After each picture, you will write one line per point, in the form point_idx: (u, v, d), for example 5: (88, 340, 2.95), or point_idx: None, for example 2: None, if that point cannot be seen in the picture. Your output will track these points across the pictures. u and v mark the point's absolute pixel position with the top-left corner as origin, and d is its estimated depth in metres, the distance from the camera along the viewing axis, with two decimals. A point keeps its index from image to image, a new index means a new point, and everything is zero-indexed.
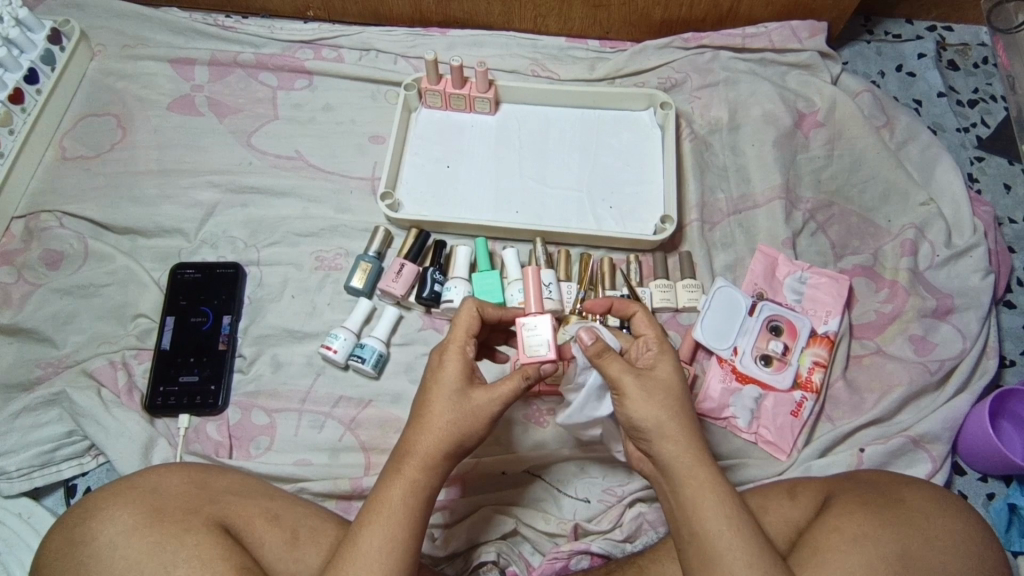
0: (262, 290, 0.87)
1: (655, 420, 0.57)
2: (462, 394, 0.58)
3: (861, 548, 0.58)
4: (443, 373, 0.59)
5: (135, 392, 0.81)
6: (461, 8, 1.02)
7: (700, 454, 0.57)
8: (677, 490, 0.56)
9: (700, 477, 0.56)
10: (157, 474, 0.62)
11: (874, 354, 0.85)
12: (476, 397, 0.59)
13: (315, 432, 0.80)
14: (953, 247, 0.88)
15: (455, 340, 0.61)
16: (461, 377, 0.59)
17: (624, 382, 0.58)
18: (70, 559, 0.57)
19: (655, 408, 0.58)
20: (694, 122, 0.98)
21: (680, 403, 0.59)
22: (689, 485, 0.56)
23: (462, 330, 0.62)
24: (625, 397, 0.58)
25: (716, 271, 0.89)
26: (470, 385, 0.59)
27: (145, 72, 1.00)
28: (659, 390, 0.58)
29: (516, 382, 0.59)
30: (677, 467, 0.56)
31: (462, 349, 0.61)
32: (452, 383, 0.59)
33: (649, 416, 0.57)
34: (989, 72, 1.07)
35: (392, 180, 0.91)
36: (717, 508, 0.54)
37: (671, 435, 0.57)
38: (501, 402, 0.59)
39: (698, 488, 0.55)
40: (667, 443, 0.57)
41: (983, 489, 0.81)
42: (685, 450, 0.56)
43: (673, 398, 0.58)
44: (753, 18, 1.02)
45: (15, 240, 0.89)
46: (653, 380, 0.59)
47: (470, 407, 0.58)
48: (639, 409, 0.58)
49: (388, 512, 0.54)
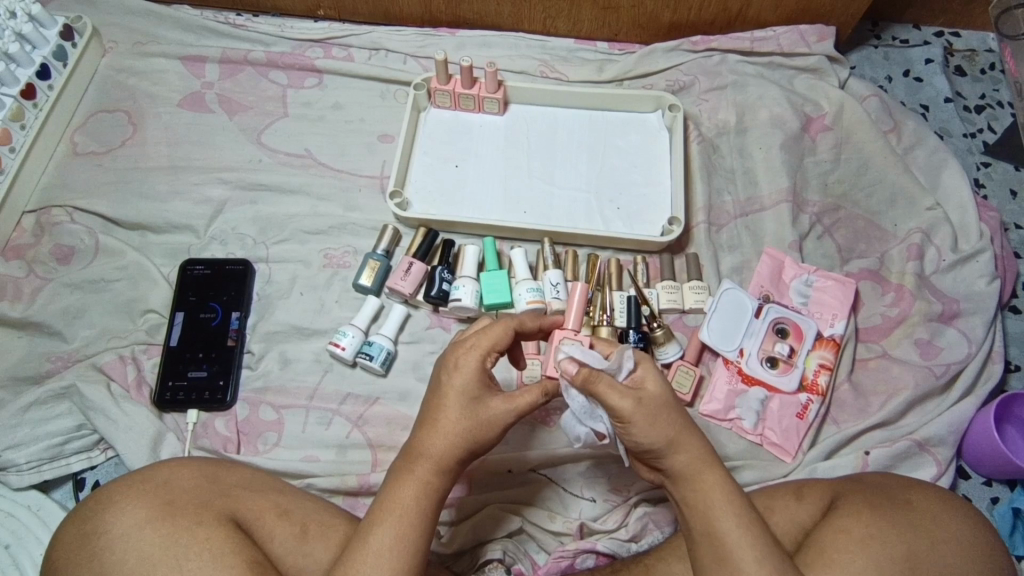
0: (271, 286, 0.88)
1: (663, 438, 0.56)
2: (478, 403, 0.58)
3: (868, 549, 0.58)
4: (460, 380, 0.59)
5: (144, 387, 0.82)
6: (471, 8, 1.02)
7: (711, 459, 0.57)
8: (690, 494, 0.57)
9: (709, 482, 0.56)
10: (169, 469, 0.63)
11: (879, 357, 0.85)
12: (493, 406, 0.59)
13: (323, 429, 0.81)
14: (959, 252, 0.88)
15: (478, 347, 0.60)
16: (478, 385, 0.59)
17: (627, 410, 0.56)
18: (83, 552, 0.57)
19: (659, 430, 0.56)
20: (702, 124, 0.98)
21: (678, 414, 0.57)
22: (700, 489, 0.56)
23: (490, 339, 0.60)
24: (630, 423, 0.56)
25: (723, 274, 0.90)
26: (487, 394, 0.59)
27: (156, 69, 1.00)
28: (660, 410, 0.56)
29: (533, 397, 0.60)
30: (687, 475, 0.57)
31: (485, 357, 0.60)
32: (468, 389, 0.58)
33: (657, 439, 0.56)
34: (996, 79, 1.07)
35: (400, 179, 0.91)
36: (728, 511, 0.55)
37: (680, 447, 0.57)
38: (517, 413, 0.60)
39: (710, 493, 0.56)
40: (676, 455, 0.57)
41: (987, 493, 0.81)
42: (692, 459, 0.57)
43: (672, 409, 0.57)
44: (762, 21, 1.02)
45: (27, 234, 0.90)
46: (652, 400, 0.56)
47: (486, 416, 0.58)
48: (645, 432, 0.56)
49: (398, 512, 0.55)
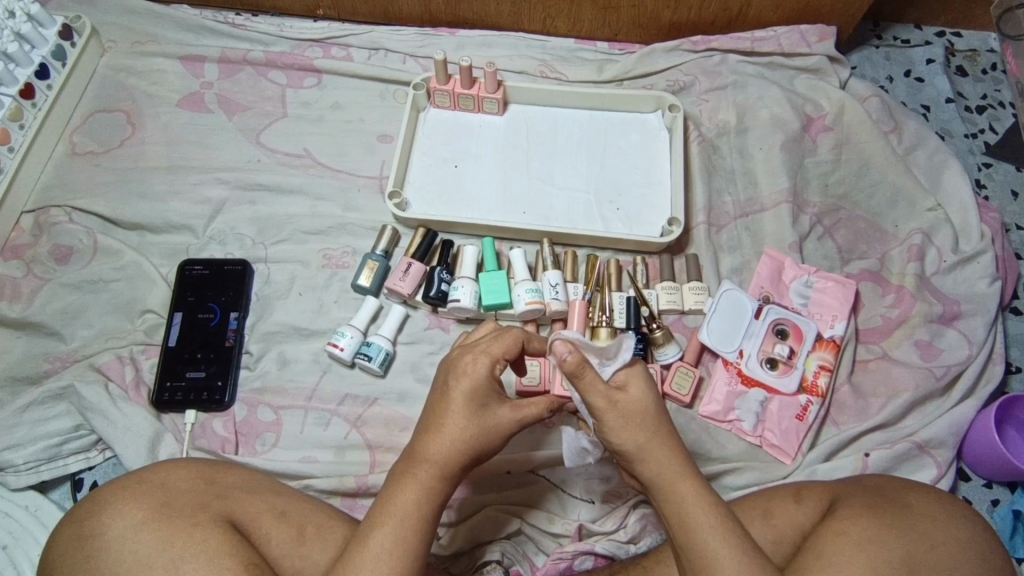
0: (270, 287, 0.88)
1: (635, 444, 0.57)
2: (485, 409, 0.58)
3: (864, 553, 0.58)
4: (469, 384, 0.58)
5: (142, 387, 0.82)
6: (471, 8, 1.02)
7: (686, 467, 0.57)
8: (664, 503, 0.56)
9: (683, 490, 0.56)
10: (165, 471, 0.62)
11: (880, 359, 0.85)
12: (500, 414, 0.59)
13: (321, 430, 0.81)
14: (960, 253, 0.88)
15: (489, 353, 0.60)
16: (486, 392, 0.59)
17: (600, 408, 0.57)
18: (78, 554, 0.57)
19: (631, 435, 0.57)
20: (703, 124, 0.98)
21: (654, 420, 0.58)
22: (674, 498, 0.56)
23: (501, 348, 0.60)
24: (602, 424, 0.58)
25: (723, 275, 0.89)
26: (494, 401, 0.59)
27: (156, 69, 1.00)
28: (633, 416, 0.57)
29: (542, 408, 0.62)
30: (661, 482, 0.56)
31: (494, 365, 0.60)
32: (476, 395, 0.58)
33: (628, 444, 0.57)
34: (998, 79, 1.07)
35: (399, 179, 0.91)
36: (702, 520, 0.54)
37: (654, 454, 0.57)
38: (521, 421, 0.60)
39: (683, 503, 0.55)
40: (649, 464, 0.57)
41: (988, 495, 0.81)
42: (667, 467, 0.56)
43: (648, 417, 0.58)
44: (762, 21, 1.02)
45: (26, 235, 0.90)
46: (626, 405, 0.57)
47: (493, 423, 0.58)
48: (616, 435, 0.57)
49: (400, 517, 0.55)
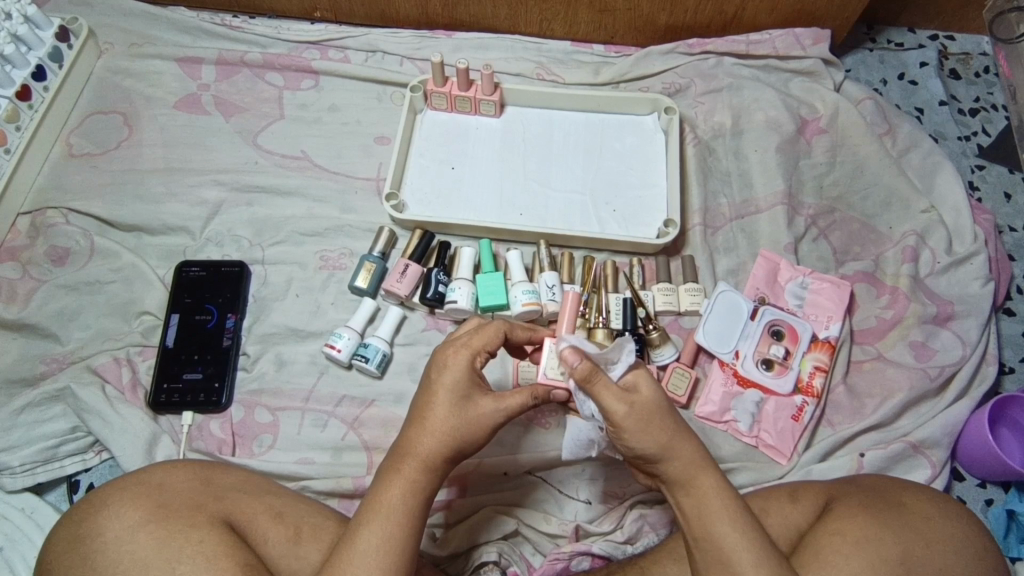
0: (267, 288, 0.88)
1: (655, 443, 0.56)
2: (467, 401, 0.58)
3: (861, 552, 0.58)
4: (450, 378, 0.59)
5: (139, 389, 0.82)
6: (468, 11, 1.02)
7: (705, 463, 0.57)
8: (685, 499, 0.57)
9: (704, 485, 0.56)
10: (163, 472, 0.62)
11: (874, 360, 0.85)
12: (482, 405, 0.59)
13: (318, 431, 0.81)
14: (953, 254, 0.89)
15: (467, 346, 0.60)
16: (467, 386, 0.59)
17: (618, 412, 0.56)
18: (76, 556, 0.57)
19: (650, 435, 0.56)
20: (698, 127, 0.98)
21: (671, 417, 0.58)
22: (695, 494, 0.56)
23: (480, 340, 0.60)
24: (621, 426, 0.57)
25: (718, 276, 0.90)
26: (476, 393, 0.59)
27: (153, 71, 1.00)
28: (651, 415, 0.57)
29: (524, 399, 0.61)
30: (681, 477, 0.57)
31: (474, 358, 0.60)
32: (458, 388, 0.58)
33: (648, 444, 0.57)
34: (990, 82, 1.08)
35: (396, 180, 0.91)
36: (723, 515, 0.55)
37: (674, 451, 0.57)
38: (505, 413, 0.60)
39: (705, 498, 0.56)
40: (669, 462, 0.57)
41: (982, 495, 0.82)
42: (687, 463, 0.57)
43: (665, 414, 0.57)
44: (757, 25, 1.02)
45: (22, 236, 0.90)
46: (644, 405, 0.57)
47: (475, 415, 0.58)
48: (636, 436, 0.57)
49: (386, 511, 0.55)
